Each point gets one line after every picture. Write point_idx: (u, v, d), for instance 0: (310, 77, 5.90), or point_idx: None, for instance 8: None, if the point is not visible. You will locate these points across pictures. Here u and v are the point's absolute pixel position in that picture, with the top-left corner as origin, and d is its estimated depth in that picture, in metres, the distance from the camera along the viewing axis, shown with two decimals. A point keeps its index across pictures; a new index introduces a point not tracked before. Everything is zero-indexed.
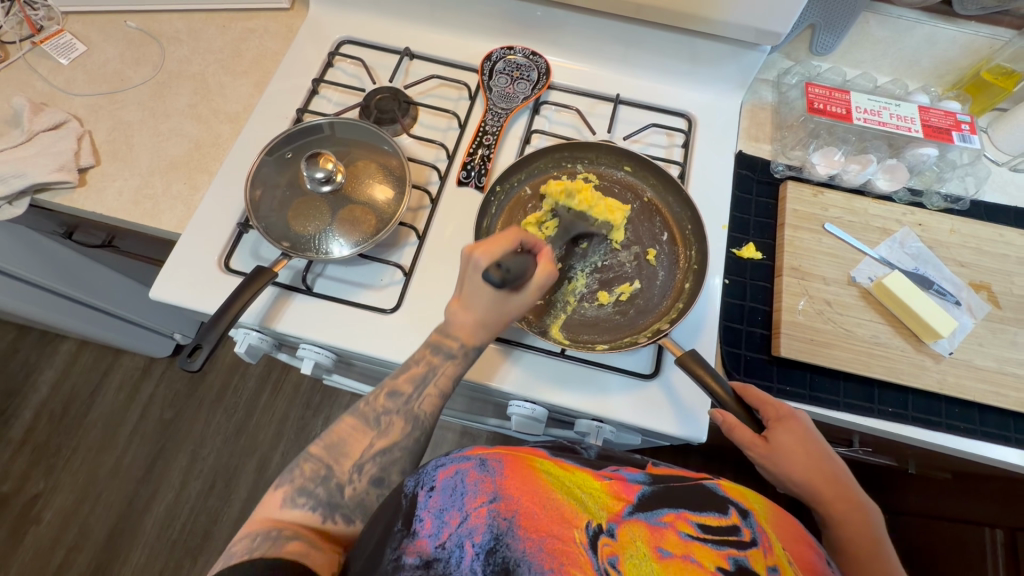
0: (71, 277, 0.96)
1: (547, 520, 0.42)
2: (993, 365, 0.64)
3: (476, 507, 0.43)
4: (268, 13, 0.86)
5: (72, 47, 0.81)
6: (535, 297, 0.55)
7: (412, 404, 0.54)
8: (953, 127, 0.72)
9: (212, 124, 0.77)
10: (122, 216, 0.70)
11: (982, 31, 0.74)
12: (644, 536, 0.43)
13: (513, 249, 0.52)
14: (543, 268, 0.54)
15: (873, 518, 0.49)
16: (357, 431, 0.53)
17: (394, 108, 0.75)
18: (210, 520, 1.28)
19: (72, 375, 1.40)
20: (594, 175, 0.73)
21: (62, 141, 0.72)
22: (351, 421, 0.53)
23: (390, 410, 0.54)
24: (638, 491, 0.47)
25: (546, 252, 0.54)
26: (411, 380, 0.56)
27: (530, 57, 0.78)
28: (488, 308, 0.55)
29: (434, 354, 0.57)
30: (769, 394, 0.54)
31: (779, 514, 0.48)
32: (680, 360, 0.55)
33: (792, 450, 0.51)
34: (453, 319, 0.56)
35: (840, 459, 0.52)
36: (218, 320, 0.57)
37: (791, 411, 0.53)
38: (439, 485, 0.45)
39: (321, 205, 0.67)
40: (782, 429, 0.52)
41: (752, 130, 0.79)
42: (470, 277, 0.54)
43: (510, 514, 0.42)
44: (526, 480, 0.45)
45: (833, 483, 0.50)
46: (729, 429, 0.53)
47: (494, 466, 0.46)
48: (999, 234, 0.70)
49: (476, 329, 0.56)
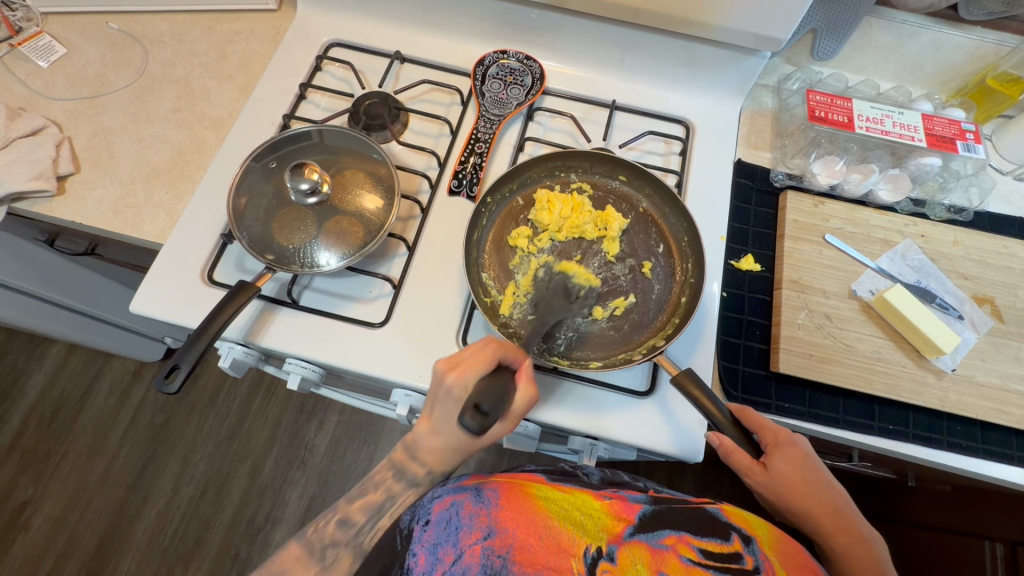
0: (56, 285, 0.95)
1: (543, 552, 0.42)
2: (996, 381, 0.63)
3: (470, 544, 0.43)
4: (255, 15, 0.84)
5: (52, 49, 0.79)
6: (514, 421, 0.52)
7: (362, 538, 0.51)
8: (957, 136, 0.70)
9: (196, 130, 0.75)
10: (102, 225, 0.68)
11: (988, 37, 0.71)
12: (645, 559, 0.43)
13: (491, 368, 0.49)
14: (523, 391, 0.50)
15: (878, 553, 0.46)
16: (299, 563, 0.50)
17: (383, 114, 0.73)
18: (202, 527, 1.26)
19: (62, 379, 1.38)
20: (588, 185, 0.71)
21: (40, 148, 0.69)
22: (295, 550, 0.51)
23: (338, 542, 0.51)
24: (639, 512, 0.49)
25: (525, 374, 0.51)
26: (365, 509, 0.53)
27: (524, 61, 0.76)
28: (461, 437, 0.51)
29: (396, 479, 0.54)
30: (767, 418, 0.52)
31: (790, 544, 0.46)
32: (676, 380, 0.52)
33: (791, 479, 0.49)
34: (421, 442, 0.53)
35: (839, 488, 0.50)
36: (203, 331, 0.56)
37: (790, 437, 0.51)
38: (434, 519, 0.47)
39: (307, 215, 0.65)
40: (780, 456, 0.50)
41: (751, 137, 0.77)
42: (441, 403, 0.50)
43: (504, 550, 0.42)
44: (522, 510, 0.46)
45: (833, 514, 0.48)
46: (726, 453, 0.52)
47: (489, 497, 0.47)
48: (1003, 246, 0.69)
49: (447, 455, 0.52)
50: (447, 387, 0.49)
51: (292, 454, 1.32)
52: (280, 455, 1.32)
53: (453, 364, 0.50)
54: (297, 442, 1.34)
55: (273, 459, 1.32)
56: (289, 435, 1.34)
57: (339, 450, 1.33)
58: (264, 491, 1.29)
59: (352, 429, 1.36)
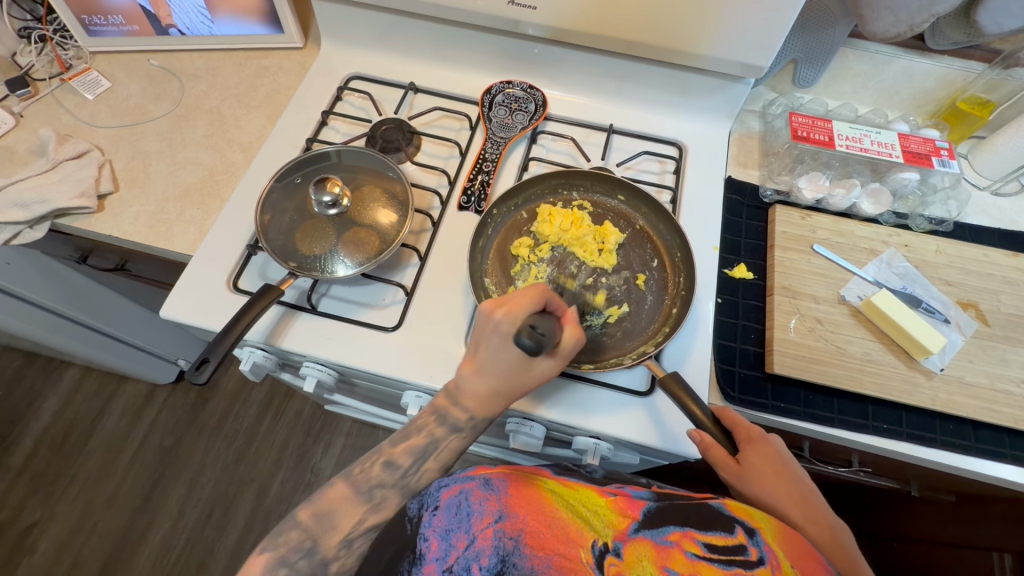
0: (81, 302, 0.99)
1: (553, 539, 0.40)
2: (985, 382, 0.65)
3: (482, 528, 0.41)
4: (283, 52, 0.92)
5: (98, 83, 0.87)
6: (559, 360, 0.55)
7: (410, 479, 0.51)
8: (932, 153, 0.76)
9: (226, 153, 0.81)
10: (137, 239, 0.74)
11: (955, 64, 0.78)
12: (650, 553, 0.40)
13: (536, 308, 0.53)
14: (569, 331, 0.54)
15: (848, 544, 0.47)
16: (348, 504, 0.49)
17: (398, 138, 0.80)
18: (206, 550, 1.26)
19: (75, 402, 1.41)
20: (589, 203, 0.76)
21: (85, 168, 0.75)
22: (343, 489, 0.50)
23: (385, 483, 0.50)
24: (644, 509, 0.45)
25: (570, 314, 0.55)
26: (410, 452, 0.52)
27: (528, 90, 0.83)
28: (507, 374, 0.53)
29: (438, 423, 0.54)
30: (743, 418, 0.56)
31: (792, 536, 0.44)
32: (663, 383, 0.57)
33: (760, 469, 0.52)
34: (464, 382, 0.54)
35: (813, 485, 0.52)
36: (224, 337, 0.59)
37: (764, 434, 0.55)
38: (443, 505, 0.44)
39: (326, 227, 0.70)
40: (751, 450, 0.53)
41: (741, 157, 0.83)
42: (489, 339, 0.53)
43: (516, 533, 0.41)
44: (530, 499, 0.43)
45: (804, 507, 0.49)
46: (705, 449, 0.55)
47: (498, 485, 0.45)
48: (984, 254, 0.72)
49: (490, 395, 0.54)
50: (495, 321, 0.52)
51: (298, 476, 1.33)
52: (286, 478, 1.33)
53: (501, 302, 0.54)
54: (303, 464, 1.35)
55: (279, 482, 1.33)
56: (296, 458, 1.35)
57: (344, 472, 1.34)
58: (268, 514, 1.29)
59: (359, 451, 1.37)
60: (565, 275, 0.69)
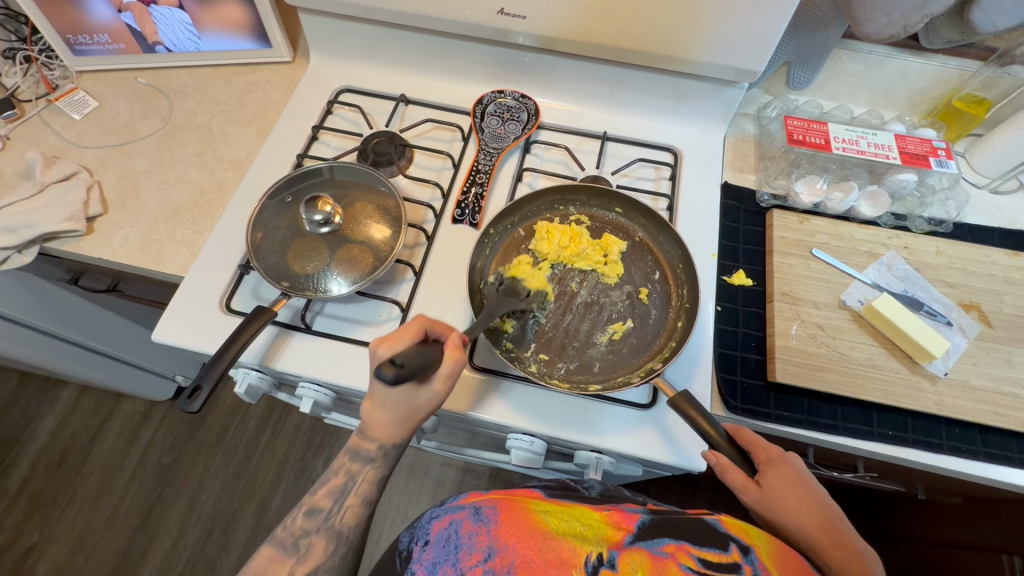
0: (73, 323, 0.98)
1: (544, 566, 0.39)
2: (991, 385, 0.64)
3: (471, 566, 0.40)
4: (272, 66, 0.91)
5: (85, 103, 0.86)
6: (445, 388, 0.52)
7: (333, 520, 0.52)
8: (930, 153, 0.75)
9: (216, 171, 0.80)
10: (127, 261, 0.72)
11: (951, 63, 0.77)
12: (645, 565, 0.39)
13: (417, 338, 0.51)
14: (449, 355, 0.51)
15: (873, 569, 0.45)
16: (274, 561, 0.50)
17: (390, 151, 0.79)
18: (207, 569, 1.25)
19: (73, 421, 1.40)
20: (586, 217, 0.75)
21: (72, 191, 0.74)
22: (268, 551, 0.51)
23: (309, 531, 0.52)
24: (638, 521, 0.44)
25: (451, 338, 0.52)
26: (330, 494, 0.54)
27: (520, 99, 0.82)
28: (399, 405, 0.52)
29: (353, 459, 0.55)
30: (761, 438, 0.55)
31: (784, 550, 0.42)
32: (674, 402, 0.56)
33: (783, 493, 0.50)
34: (368, 419, 0.54)
35: (837, 508, 0.50)
36: (216, 361, 0.58)
37: (783, 455, 0.53)
38: (433, 539, 0.43)
39: (319, 245, 0.69)
40: (772, 472, 0.52)
41: (737, 162, 0.82)
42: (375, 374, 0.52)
43: (506, 569, 0.39)
44: (522, 526, 0.42)
45: (826, 530, 0.48)
46: (722, 471, 0.53)
47: (488, 514, 0.43)
48: (985, 254, 0.71)
49: (393, 428, 0.53)
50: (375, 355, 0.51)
51: (299, 490, 1.32)
52: (287, 492, 1.32)
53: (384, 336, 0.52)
54: (304, 478, 1.34)
55: (280, 496, 1.32)
56: (296, 472, 1.34)
57: None
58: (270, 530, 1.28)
59: None
60: (565, 290, 0.68)
